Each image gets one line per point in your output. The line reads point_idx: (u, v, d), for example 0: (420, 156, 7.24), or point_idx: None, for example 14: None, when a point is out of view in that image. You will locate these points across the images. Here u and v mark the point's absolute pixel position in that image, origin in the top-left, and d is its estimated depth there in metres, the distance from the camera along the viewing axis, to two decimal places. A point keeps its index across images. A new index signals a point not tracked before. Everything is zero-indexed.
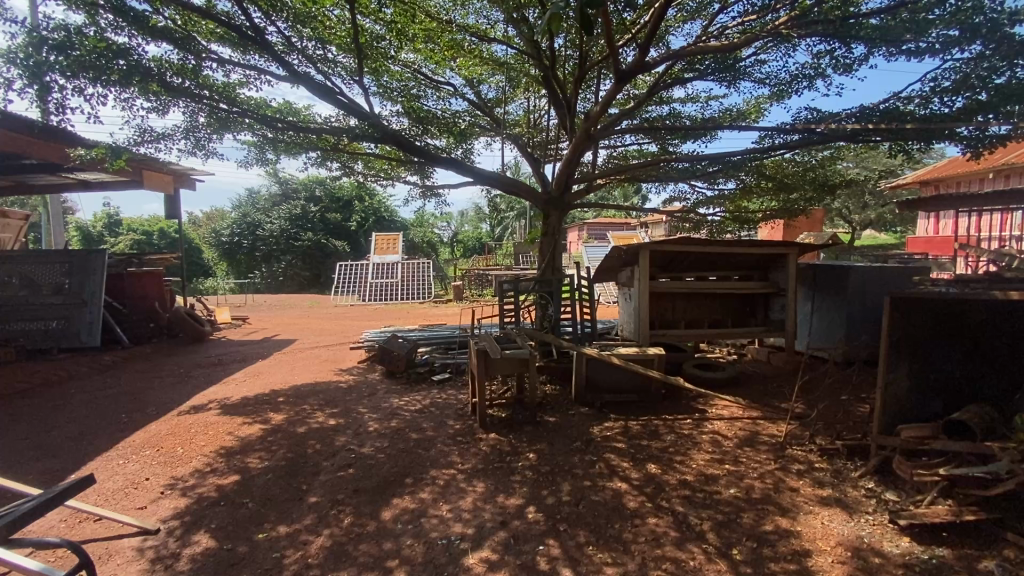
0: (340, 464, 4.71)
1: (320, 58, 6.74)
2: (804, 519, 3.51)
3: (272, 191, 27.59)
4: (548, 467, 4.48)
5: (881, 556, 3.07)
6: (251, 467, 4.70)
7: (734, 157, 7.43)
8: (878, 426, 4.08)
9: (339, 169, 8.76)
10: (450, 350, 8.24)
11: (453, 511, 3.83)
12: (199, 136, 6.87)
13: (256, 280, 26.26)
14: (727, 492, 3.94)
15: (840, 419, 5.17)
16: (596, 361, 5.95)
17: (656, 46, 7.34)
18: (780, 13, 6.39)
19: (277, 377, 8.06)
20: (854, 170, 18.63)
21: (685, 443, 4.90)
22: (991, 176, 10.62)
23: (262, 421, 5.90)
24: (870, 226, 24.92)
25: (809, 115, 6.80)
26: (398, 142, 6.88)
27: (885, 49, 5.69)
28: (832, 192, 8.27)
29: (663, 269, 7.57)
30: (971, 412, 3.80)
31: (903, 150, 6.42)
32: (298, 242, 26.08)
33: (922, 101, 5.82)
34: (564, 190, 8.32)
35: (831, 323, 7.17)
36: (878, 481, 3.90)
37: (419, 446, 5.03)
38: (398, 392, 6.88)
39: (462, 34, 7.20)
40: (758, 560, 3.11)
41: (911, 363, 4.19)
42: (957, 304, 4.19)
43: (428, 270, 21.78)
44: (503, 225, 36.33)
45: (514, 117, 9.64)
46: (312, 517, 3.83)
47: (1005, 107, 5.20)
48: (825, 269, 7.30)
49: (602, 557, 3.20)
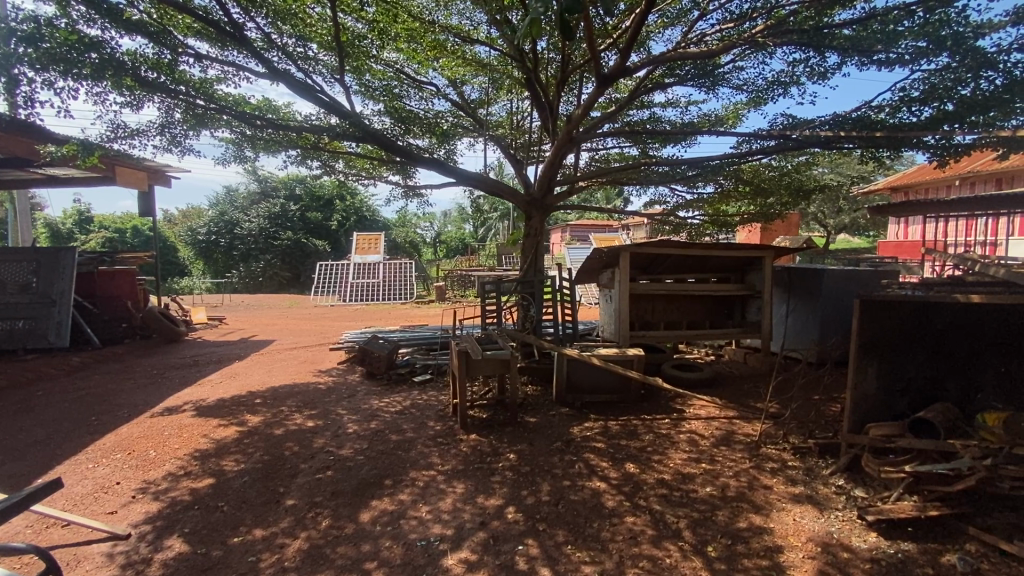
0: (318, 466, 4.66)
1: (300, 56, 6.66)
2: (776, 516, 3.59)
3: (250, 190, 27.05)
4: (528, 467, 4.51)
5: (850, 551, 3.16)
6: (226, 470, 4.62)
7: (713, 162, 7.56)
8: (848, 425, 4.21)
9: (320, 168, 8.69)
10: (431, 351, 8.25)
11: (432, 512, 3.82)
12: (175, 133, 6.73)
13: (234, 279, 25.73)
14: (703, 491, 4.01)
15: (813, 418, 5.30)
16: (577, 362, 6.00)
17: (638, 51, 7.43)
18: (757, 21, 6.52)
19: (255, 378, 7.96)
20: (828, 174, 19.11)
21: (663, 442, 4.97)
22: (958, 183, 11.05)
23: (238, 423, 5.81)
24: (844, 230, 25.60)
25: (785, 121, 6.98)
26: (380, 141, 6.84)
27: (857, 59, 5.86)
28: (807, 197, 8.49)
29: (643, 270, 7.65)
30: (936, 411, 3.94)
31: (874, 157, 6.63)
32: (277, 241, 25.68)
33: (892, 110, 6.00)
34: (547, 191, 8.37)
35: (805, 325, 7.35)
36: (848, 478, 4.02)
37: (399, 448, 5.01)
38: (378, 393, 6.85)
39: (445, 35, 7.20)
40: (732, 557, 3.17)
41: (879, 363, 4.31)
42: (923, 307, 4.32)
43: (411, 271, 21.67)
44: (486, 226, 36.27)
45: (498, 118, 9.67)
46: (289, 520, 3.78)
47: (969, 117, 5.38)
48: (799, 271, 7.46)
49: (580, 556, 3.23)
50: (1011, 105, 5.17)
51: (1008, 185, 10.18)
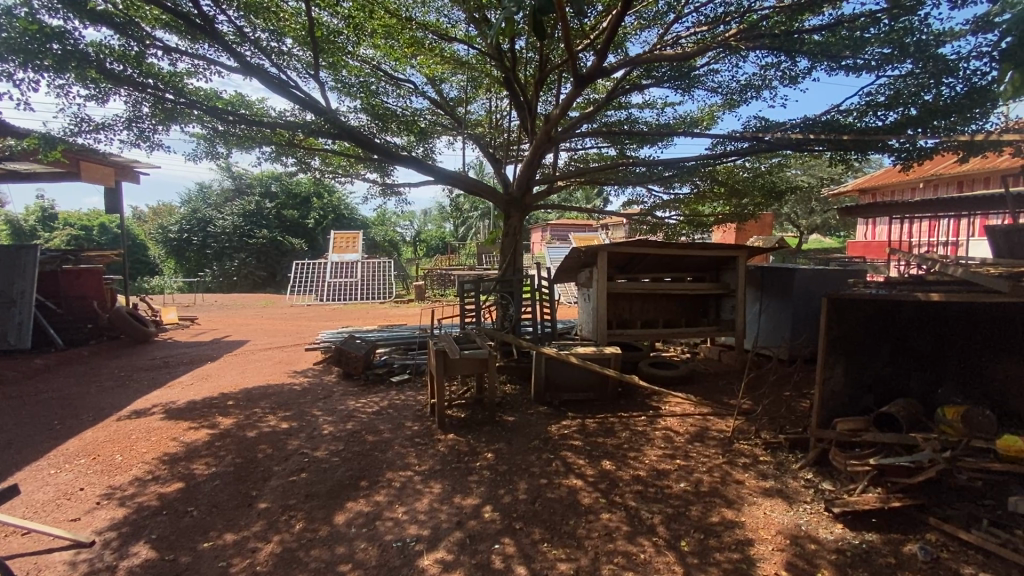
0: (292, 468, 4.59)
1: (274, 51, 6.53)
2: (747, 510, 3.67)
3: (224, 186, 26.44)
4: (506, 467, 4.51)
5: (817, 543, 3.25)
6: (197, 474, 4.51)
7: (688, 163, 7.68)
8: (816, 420, 4.33)
9: (295, 164, 8.54)
10: (409, 351, 8.19)
11: (408, 513, 3.80)
12: (143, 128, 6.52)
13: (207, 279, 25.10)
14: (678, 486, 4.07)
15: (784, 414, 5.42)
16: (555, 361, 6.03)
17: (615, 53, 7.49)
18: (731, 25, 6.65)
19: (228, 379, 7.78)
20: (801, 177, 19.59)
21: (639, 439, 5.04)
22: (922, 185, 11.41)
23: (209, 425, 5.67)
24: (816, 231, 26.23)
25: (757, 123, 7.13)
26: (356, 139, 6.76)
27: (826, 64, 6.03)
28: (779, 198, 8.68)
29: (621, 270, 7.73)
30: (899, 406, 4.08)
31: (843, 159, 6.81)
32: (252, 239, 25.14)
33: (859, 114, 6.16)
34: (525, 191, 8.38)
35: (778, 323, 7.52)
36: (816, 471, 4.13)
37: (376, 449, 4.96)
38: (355, 393, 6.77)
39: (423, 32, 7.15)
40: (704, 551, 3.24)
41: (847, 360, 4.44)
42: (887, 305, 4.47)
43: (390, 270, 21.44)
44: (466, 225, 36.12)
45: (476, 117, 9.65)
46: (262, 523, 3.72)
47: (932, 122, 5.57)
48: (771, 271, 7.64)
49: (556, 554, 3.25)
50: (970, 111, 5.39)
51: (968, 188, 10.59)
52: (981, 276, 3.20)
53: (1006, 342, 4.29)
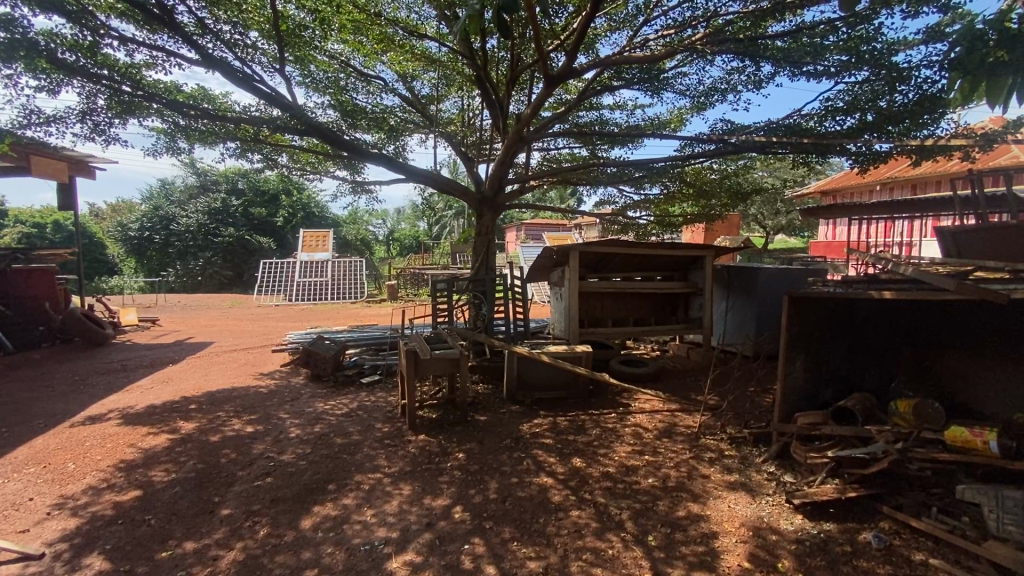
0: (257, 473, 4.47)
1: (238, 44, 6.34)
2: (713, 504, 3.76)
3: (188, 183, 25.58)
4: (476, 466, 4.50)
5: (778, 534, 3.36)
6: (155, 481, 4.35)
7: (658, 164, 7.81)
8: (779, 414, 4.47)
9: (261, 161, 8.32)
10: (380, 351, 8.09)
11: (377, 515, 3.75)
12: (98, 121, 6.22)
13: (170, 279, 24.23)
14: (646, 482, 4.14)
15: (748, 409, 5.58)
16: (527, 359, 6.05)
17: (586, 54, 7.56)
18: (698, 30, 6.79)
19: (190, 382, 7.52)
20: (766, 178, 20.17)
21: (609, 436, 5.10)
22: (878, 188, 11.83)
23: (169, 430, 5.48)
24: (781, 231, 27.00)
25: (723, 126, 7.30)
26: (325, 135, 6.61)
27: (789, 70, 6.22)
28: (744, 199, 8.91)
29: (592, 269, 7.81)
30: (856, 400, 4.23)
31: (805, 162, 7.03)
32: (218, 238, 24.39)
33: (820, 118, 6.37)
34: (497, 190, 8.36)
35: (744, 320, 7.73)
36: (779, 464, 4.26)
37: (344, 451, 4.88)
38: (323, 395, 6.64)
39: (393, 28, 7.07)
40: (671, 544, 3.30)
41: (807, 356, 4.58)
42: (845, 302, 4.63)
43: (362, 269, 21.11)
44: (440, 224, 35.85)
45: (449, 115, 9.60)
46: (224, 530, 3.61)
47: (885, 127, 5.82)
48: (737, 270, 7.84)
49: (526, 552, 3.26)
50: (920, 117, 5.66)
51: (920, 191, 11.09)
52: (929, 275, 3.35)
53: (954, 338, 4.51)
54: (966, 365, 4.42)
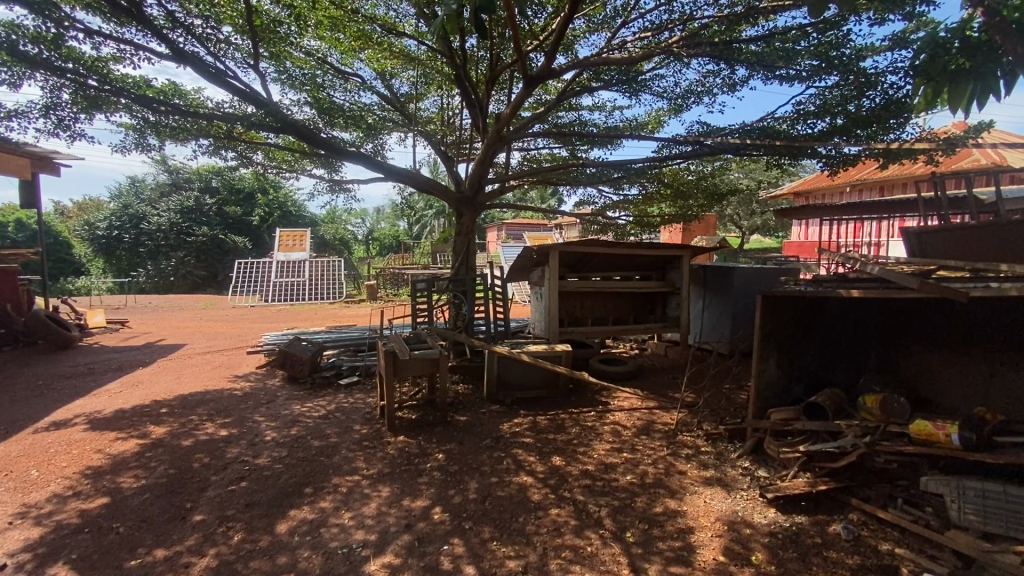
0: (231, 477, 4.38)
1: (210, 39, 6.19)
2: (689, 499, 3.83)
3: (159, 181, 24.88)
4: (456, 466, 4.49)
5: (752, 527, 3.43)
6: (124, 487, 4.22)
7: (636, 165, 7.90)
8: (753, 410, 4.57)
9: (235, 159, 8.14)
10: (359, 353, 8.00)
11: (354, 518, 3.71)
12: (63, 116, 6.00)
13: (140, 279, 23.53)
14: (624, 479, 4.19)
15: (724, 405, 5.69)
16: (507, 359, 6.05)
17: (565, 55, 7.60)
18: (674, 33, 6.89)
19: (161, 386, 7.33)
20: (741, 179, 20.59)
21: (588, 435, 5.14)
22: (848, 190, 12.15)
23: (139, 435, 5.32)
24: (756, 231, 27.53)
25: (700, 128, 7.41)
26: (301, 133, 6.50)
27: (762, 74, 6.36)
28: (720, 200, 9.07)
29: (571, 269, 7.85)
30: (826, 395, 4.35)
31: (778, 164, 7.19)
32: (191, 237, 23.77)
33: (793, 121, 6.52)
34: (477, 190, 8.34)
35: (720, 319, 7.87)
36: (753, 459, 4.36)
37: (322, 454, 4.81)
38: (300, 397, 6.53)
39: (371, 25, 7.01)
40: (648, 540, 3.34)
41: (779, 353, 4.69)
42: (815, 301, 4.75)
43: (340, 269, 20.83)
44: (421, 223, 35.58)
45: (428, 114, 9.55)
46: (196, 537, 3.52)
47: (854, 131, 5.99)
48: (713, 269, 7.98)
49: (505, 552, 3.27)
50: (887, 121, 5.86)
51: (888, 192, 11.44)
52: (893, 273, 3.47)
53: (920, 335, 4.65)
54: (931, 361, 4.57)
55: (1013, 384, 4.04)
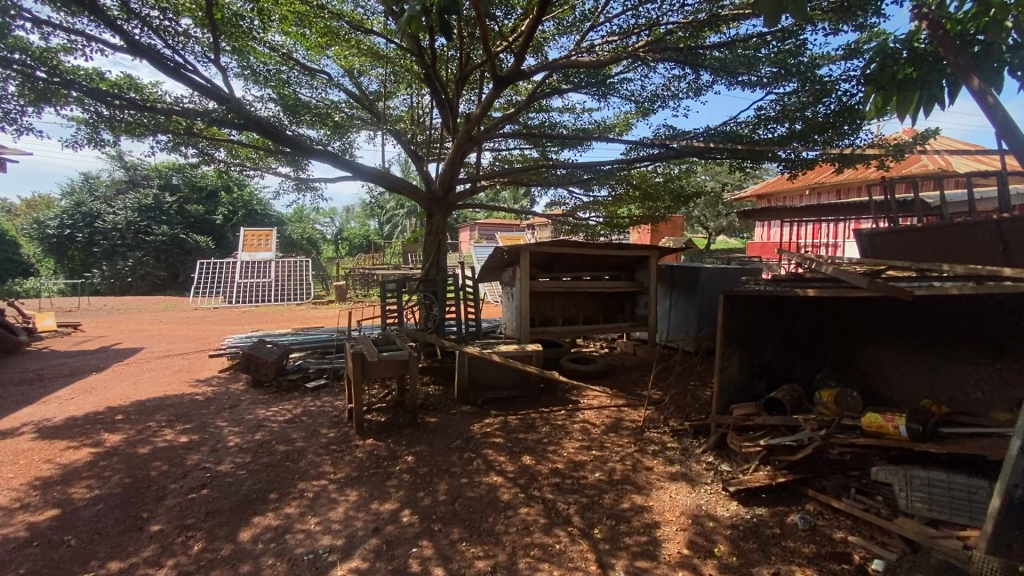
0: (191, 485, 4.24)
1: (169, 31, 5.98)
2: (655, 494, 3.91)
3: (115, 177, 23.82)
4: (426, 468, 4.46)
5: (715, 521, 3.54)
6: (76, 498, 4.04)
7: (605, 167, 8.01)
8: (717, 407, 4.70)
9: (196, 155, 7.87)
10: (327, 355, 7.86)
11: (321, 523, 3.64)
12: (9, 108, 5.69)
13: (94, 279, 22.49)
14: (593, 476, 4.25)
15: (690, 402, 5.83)
16: (478, 360, 6.05)
17: (535, 56, 7.65)
18: (641, 37, 7.02)
19: (117, 391, 7.03)
20: (708, 182, 21.13)
21: (558, 434, 5.19)
22: (807, 193, 12.59)
23: (92, 444, 5.09)
24: (722, 232, 28.25)
25: (666, 131, 7.59)
26: (265, 130, 6.35)
27: (725, 79, 6.56)
28: (686, 202, 9.28)
29: (542, 269, 7.91)
30: (785, 391, 4.51)
31: (740, 167, 7.42)
32: (149, 236, 22.85)
33: (755, 126, 6.73)
34: (448, 190, 8.29)
35: (686, 317, 8.07)
36: (717, 454, 4.49)
37: (288, 459, 4.71)
38: (265, 401, 6.37)
39: (338, 22, 6.90)
40: (615, 536, 3.41)
41: (741, 350, 4.84)
42: (775, 299, 4.92)
43: (308, 269, 20.40)
44: (392, 222, 35.16)
45: (398, 112, 9.46)
46: (154, 547, 3.40)
47: (811, 136, 6.24)
48: (680, 269, 8.17)
49: (474, 552, 3.27)
50: (841, 127, 6.13)
51: (844, 196, 11.91)
52: (846, 273, 3.60)
53: (872, 332, 4.87)
54: (881, 356, 4.80)
55: (955, 378, 4.27)
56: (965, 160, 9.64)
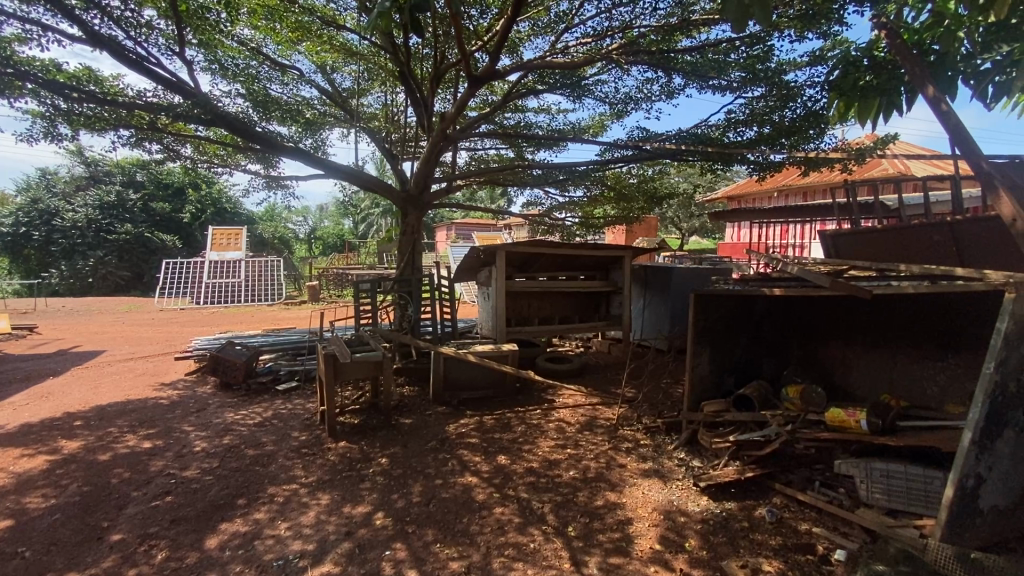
0: (154, 492, 4.10)
1: (131, 22, 5.76)
2: (628, 491, 3.97)
3: (74, 173, 22.87)
4: (400, 470, 4.42)
5: (686, 515, 3.60)
6: (30, 509, 3.86)
7: (580, 168, 8.08)
8: (688, 404, 4.78)
9: (161, 151, 7.61)
10: (298, 357, 7.70)
11: (291, 528, 3.57)
12: None
13: (52, 279, 21.53)
14: (567, 474, 4.28)
15: (662, 399, 5.93)
16: (454, 360, 6.02)
17: (510, 56, 7.65)
18: (614, 40, 7.10)
19: (76, 396, 6.74)
20: (681, 183, 21.48)
21: (533, 433, 5.20)
22: (776, 195, 12.92)
23: (48, 451, 4.87)
24: (694, 233, 28.79)
25: (639, 133, 7.69)
26: (234, 126, 6.19)
27: (697, 83, 6.70)
28: (659, 203, 9.43)
29: (518, 269, 7.92)
30: (754, 387, 4.63)
31: (711, 169, 7.58)
32: (112, 234, 21.99)
33: (725, 128, 6.87)
34: (423, 189, 8.21)
35: (660, 316, 8.21)
36: (688, 450, 4.57)
37: (257, 463, 4.60)
38: (233, 405, 6.20)
39: (310, 17, 6.77)
40: (589, 533, 3.44)
41: (713, 348, 4.93)
42: (744, 299, 5.04)
43: (280, 269, 19.97)
44: (366, 221, 34.68)
45: (372, 110, 9.34)
46: (114, 558, 3.28)
47: (778, 140, 6.43)
48: (654, 269, 8.31)
49: (448, 553, 3.26)
50: (807, 132, 6.36)
51: (811, 198, 12.27)
52: (810, 272, 3.69)
53: (835, 329, 5.05)
54: (845, 353, 4.97)
55: (913, 374, 4.45)
56: (922, 164, 10.06)
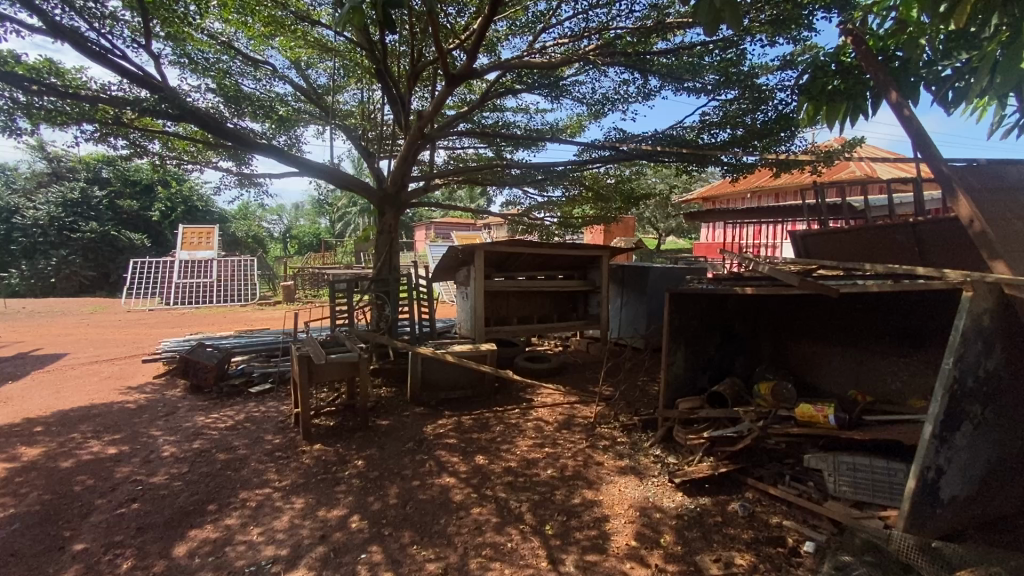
0: (120, 499, 3.96)
1: (94, 13, 5.56)
2: (605, 489, 4.00)
3: (35, 169, 21.97)
4: (376, 472, 4.37)
5: (661, 511, 3.66)
6: None
7: (558, 168, 8.11)
8: (664, 402, 4.85)
9: (127, 147, 7.36)
10: (272, 359, 7.55)
11: (264, 533, 3.50)
12: None
13: (11, 279, 20.63)
14: (545, 473, 4.30)
15: (639, 398, 5.99)
16: (432, 360, 5.99)
17: (488, 55, 7.63)
18: (591, 41, 7.15)
19: (36, 401, 6.48)
20: (658, 183, 21.77)
21: (511, 432, 5.21)
22: (749, 196, 13.17)
23: (6, 459, 4.67)
24: (671, 233, 29.20)
25: (616, 134, 7.77)
26: (204, 122, 6.02)
27: (672, 85, 6.80)
28: (636, 203, 9.52)
29: (497, 269, 7.91)
30: (727, 385, 4.73)
31: (687, 171, 7.69)
32: (75, 233, 21.18)
33: (700, 130, 6.99)
34: (400, 188, 8.12)
35: (637, 315, 8.31)
36: (664, 447, 4.64)
37: (229, 468, 4.49)
38: (204, 408, 6.04)
39: (283, 11, 6.64)
40: (566, 532, 3.46)
41: (688, 347, 5.01)
42: (719, 298, 5.13)
43: (254, 269, 19.54)
44: (343, 220, 34.18)
45: (348, 108, 9.22)
46: (76, 568, 3.16)
47: (751, 142, 6.56)
48: (631, 269, 8.41)
49: (425, 555, 3.24)
50: (778, 134, 6.51)
51: (782, 199, 12.56)
52: (780, 271, 3.78)
53: (805, 327, 5.19)
54: (814, 349, 5.12)
55: (878, 370, 4.61)
56: (887, 167, 10.39)
